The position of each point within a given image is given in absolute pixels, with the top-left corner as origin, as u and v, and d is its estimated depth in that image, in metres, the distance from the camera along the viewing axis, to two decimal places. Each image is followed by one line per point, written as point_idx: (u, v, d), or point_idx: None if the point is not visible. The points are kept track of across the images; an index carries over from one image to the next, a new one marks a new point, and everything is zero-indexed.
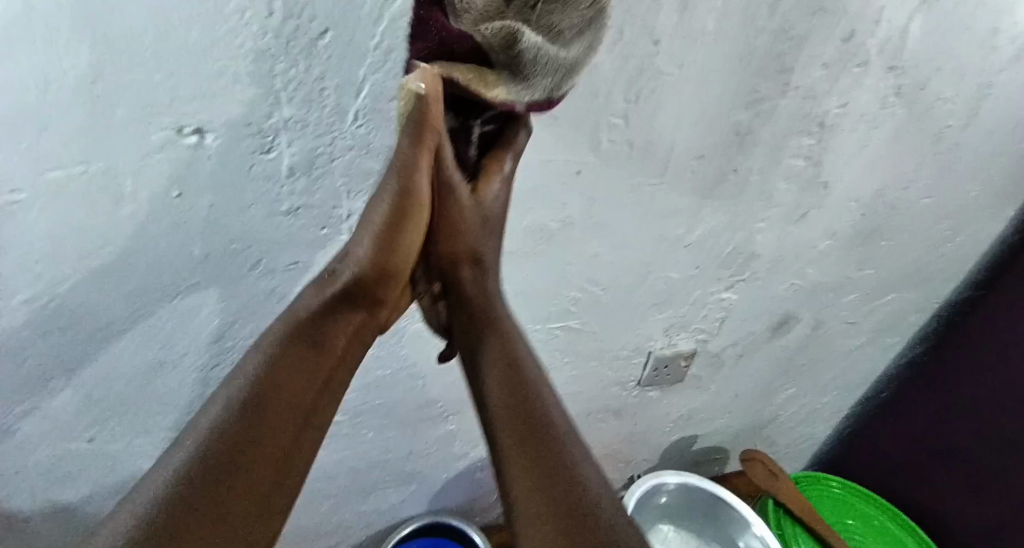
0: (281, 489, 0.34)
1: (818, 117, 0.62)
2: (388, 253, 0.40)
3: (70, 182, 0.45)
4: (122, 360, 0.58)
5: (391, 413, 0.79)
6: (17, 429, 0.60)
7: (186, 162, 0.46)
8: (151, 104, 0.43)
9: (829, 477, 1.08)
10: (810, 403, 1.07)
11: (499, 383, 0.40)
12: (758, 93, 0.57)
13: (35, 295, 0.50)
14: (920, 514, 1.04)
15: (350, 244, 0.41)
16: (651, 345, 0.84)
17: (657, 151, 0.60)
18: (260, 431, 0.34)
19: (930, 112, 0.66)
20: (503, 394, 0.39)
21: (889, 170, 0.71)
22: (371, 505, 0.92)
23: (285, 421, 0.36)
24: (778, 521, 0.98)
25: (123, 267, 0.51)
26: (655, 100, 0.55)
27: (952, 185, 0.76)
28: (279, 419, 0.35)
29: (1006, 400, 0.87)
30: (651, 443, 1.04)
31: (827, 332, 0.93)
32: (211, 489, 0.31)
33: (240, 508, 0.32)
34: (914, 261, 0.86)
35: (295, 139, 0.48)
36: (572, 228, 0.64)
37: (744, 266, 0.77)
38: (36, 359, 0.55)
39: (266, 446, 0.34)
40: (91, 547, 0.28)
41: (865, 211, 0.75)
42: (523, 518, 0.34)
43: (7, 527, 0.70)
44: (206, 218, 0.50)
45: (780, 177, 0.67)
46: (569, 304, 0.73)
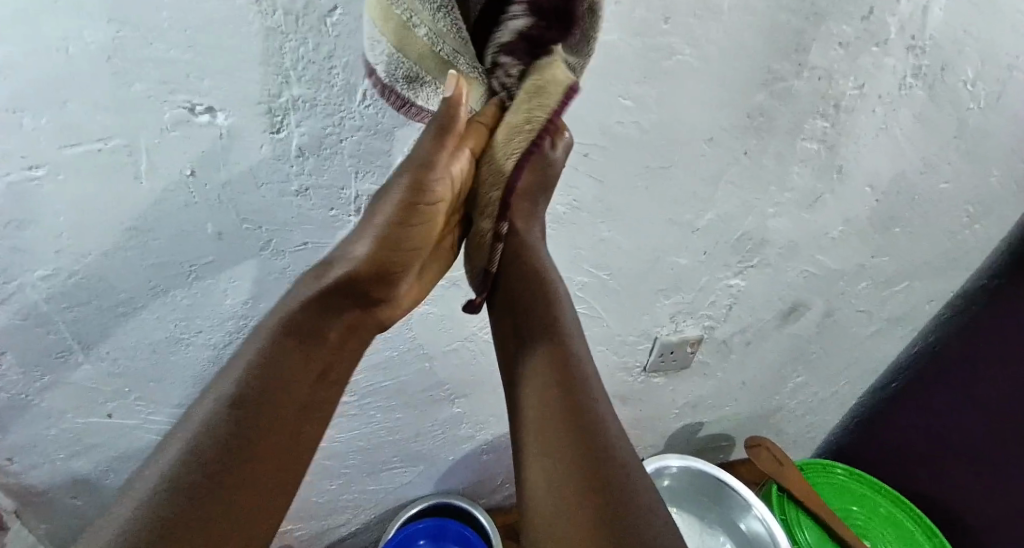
0: (293, 477, 0.40)
1: (834, 99, 0.61)
2: (388, 250, 0.42)
3: (89, 159, 0.45)
4: (138, 338, 0.59)
5: (400, 394, 0.80)
6: (35, 403, 0.61)
7: (199, 141, 0.47)
8: (168, 81, 0.43)
9: (834, 464, 1.06)
10: (820, 392, 1.06)
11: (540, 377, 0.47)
12: (773, 73, 0.57)
13: (54, 270, 0.51)
14: (927, 501, 1.05)
15: (348, 242, 0.43)
16: (659, 331, 0.84)
17: (667, 135, 0.59)
18: (276, 420, 0.39)
19: (950, 96, 0.64)
20: (544, 389, 0.46)
21: (905, 155, 0.70)
22: (379, 485, 0.94)
23: (293, 416, 0.40)
24: (782, 506, 0.99)
25: (140, 244, 0.52)
26: (667, 80, 0.54)
27: (972, 171, 0.75)
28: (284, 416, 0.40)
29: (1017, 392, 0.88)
30: (657, 428, 1.05)
31: (838, 320, 0.92)
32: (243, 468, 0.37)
33: (265, 490, 0.38)
34: (929, 249, 0.84)
35: (304, 119, 0.48)
36: (579, 213, 0.64)
37: (754, 253, 0.76)
38: (55, 334, 0.56)
39: (280, 440, 0.39)
40: None
41: (879, 197, 0.74)
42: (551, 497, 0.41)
43: (27, 496, 0.72)
44: (219, 197, 0.51)
45: (793, 161, 0.66)
46: (576, 288, 0.73)
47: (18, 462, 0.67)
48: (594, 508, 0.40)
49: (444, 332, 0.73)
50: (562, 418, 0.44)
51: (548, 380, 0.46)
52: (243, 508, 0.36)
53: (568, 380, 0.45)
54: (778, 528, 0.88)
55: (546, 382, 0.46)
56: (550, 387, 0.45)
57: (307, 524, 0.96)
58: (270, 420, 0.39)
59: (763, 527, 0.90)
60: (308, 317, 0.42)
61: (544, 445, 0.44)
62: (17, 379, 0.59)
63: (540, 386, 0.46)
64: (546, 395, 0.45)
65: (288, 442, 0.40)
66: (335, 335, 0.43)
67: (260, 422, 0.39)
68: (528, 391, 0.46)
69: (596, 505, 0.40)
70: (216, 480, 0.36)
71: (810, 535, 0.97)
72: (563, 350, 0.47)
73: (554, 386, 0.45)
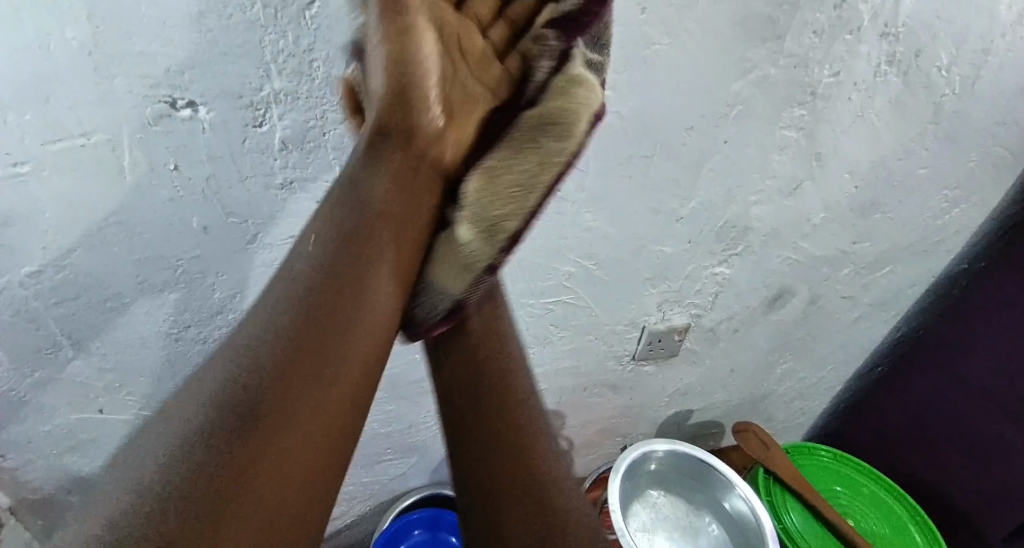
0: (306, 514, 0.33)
1: (810, 86, 0.62)
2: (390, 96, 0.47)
3: (71, 155, 0.46)
4: (128, 333, 0.60)
5: (391, 386, 0.80)
6: (25, 398, 0.62)
7: (181, 135, 0.47)
8: (147, 74, 0.43)
9: (818, 446, 1.09)
10: (806, 378, 1.08)
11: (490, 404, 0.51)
12: (750, 62, 0.58)
13: (43, 267, 0.51)
14: (915, 482, 1.06)
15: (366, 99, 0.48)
16: (646, 320, 0.85)
17: (648, 126, 0.60)
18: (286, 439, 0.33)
19: (926, 82, 0.65)
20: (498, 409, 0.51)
21: (884, 142, 0.71)
22: (373, 477, 0.95)
23: (306, 415, 0.34)
24: (768, 487, 1.00)
25: (125, 239, 0.52)
26: (646, 71, 0.55)
27: (948, 156, 0.76)
28: (300, 412, 0.34)
29: (1006, 370, 0.88)
30: (648, 417, 1.06)
31: (824, 306, 0.94)
32: (243, 473, 0.31)
33: (273, 497, 0.32)
34: (910, 235, 0.86)
35: (287, 112, 0.48)
36: (562, 204, 0.65)
37: (738, 240, 0.78)
38: (45, 330, 0.56)
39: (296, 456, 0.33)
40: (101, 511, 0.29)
41: (860, 183, 0.75)
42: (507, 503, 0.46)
43: (21, 493, 0.72)
44: (204, 191, 0.51)
45: (773, 149, 0.67)
46: (563, 278, 0.74)
47: (12, 458, 0.67)
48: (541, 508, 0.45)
49: None
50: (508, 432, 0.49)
51: (493, 397, 0.51)
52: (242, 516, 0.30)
53: (512, 399, 0.51)
54: (761, 507, 0.90)
55: (491, 403, 0.51)
56: (497, 402, 0.51)
57: None
58: (282, 417, 0.33)
59: (746, 506, 0.92)
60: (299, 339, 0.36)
61: (491, 453, 0.48)
62: (8, 374, 0.59)
63: (489, 407, 0.51)
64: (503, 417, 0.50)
65: (304, 443, 0.34)
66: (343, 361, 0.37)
67: (271, 416, 0.33)
68: (478, 404, 0.51)
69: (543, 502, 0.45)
70: (219, 476, 0.30)
71: (796, 515, 0.98)
72: (508, 371, 0.53)
73: (499, 406, 0.50)
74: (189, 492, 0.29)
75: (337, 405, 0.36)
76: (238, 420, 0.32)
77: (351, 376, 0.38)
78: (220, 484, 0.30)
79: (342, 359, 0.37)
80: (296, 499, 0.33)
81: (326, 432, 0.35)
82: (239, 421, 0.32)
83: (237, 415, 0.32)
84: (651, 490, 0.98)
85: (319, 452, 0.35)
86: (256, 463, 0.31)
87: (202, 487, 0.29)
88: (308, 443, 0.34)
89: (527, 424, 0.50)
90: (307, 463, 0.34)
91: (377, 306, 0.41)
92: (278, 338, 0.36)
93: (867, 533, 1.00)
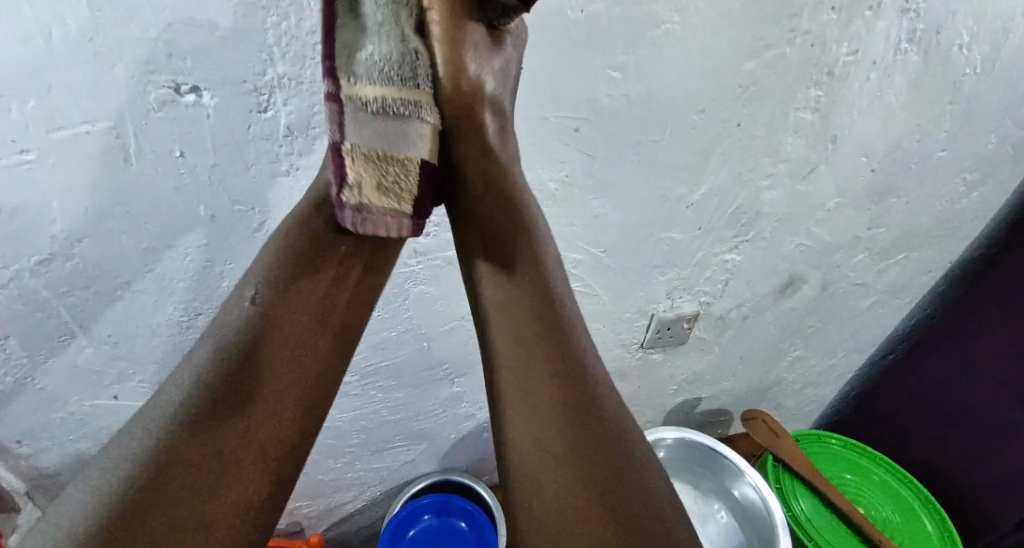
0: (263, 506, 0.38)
1: (828, 65, 0.60)
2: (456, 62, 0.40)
3: (75, 142, 0.45)
4: (136, 322, 0.60)
5: (399, 374, 0.80)
6: (37, 384, 0.62)
7: (184, 120, 0.47)
8: (149, 59, 0.43)
9: (829, 435, 1.08)
10: (817, 366, 1.07)
11: (523, 340, 0.42)
12: (765, 41, 0.56)
13: (53, 255, 0.51)
14: (928, 471, 1.05)
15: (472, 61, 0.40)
16: (655, 308, 0.84)
17: (657, 110, 0.59)
18: (235, 441, 0.38)
19: (945, 61, 0.64)
20: (525, 329, 0.42)
21: (901, 123, 0.70)
22: (382, 464, 0.95)
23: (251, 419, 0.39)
24: (776, 475, 1.00)
25: (132, 228, 0.52)
26: (657, 51, 0.54)
27: (967, 138, 0.74)
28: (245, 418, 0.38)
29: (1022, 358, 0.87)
30: (656, 405, 1.05)
31: (835, 293, 0.93)
32: (186, 480, 0.35)
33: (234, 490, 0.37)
34: (925, 220, 0.84)
35: (290, 97, 0.48)
36: (570, 189, 0.64)
37: (749, 227, 0.76)
38: (56, 318, 0.56)
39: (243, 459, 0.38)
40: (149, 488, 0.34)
41: (875, 166, 0.74)
42: (551, 444, 0.40)
43: (39, 484, 0.72)
44: (209, 178, 0.51)
45: (786, 132, 0.66)
46: (571, 266, 0.73)
47: (26, 445, 0.67)
48: (601, 490, 0.38)
49: (440, 312, 0.74)
50: (556, 385, 0.41)
51: (538, 343, 0.42)
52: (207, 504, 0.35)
53: (552, 349, 0.42)
54: (771, 494, 0.89)
55: (529, 354, 0.42)
56: (543, 346, 0.42)
57: (314, 503, 0.96)
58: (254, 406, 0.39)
59: (757, 494, 0.91)
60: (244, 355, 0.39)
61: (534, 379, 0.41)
62: (19, 362, 0.59)
63: (536, 352, 0.42)
64: (530, 347, 0.42)
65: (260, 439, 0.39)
66: (280, 374, 0.41)
67: (217, 421, 0.37)
68: (524, 345, 0.42)
69: (598, 474, 0.38)
70: (179, 470, 0.35)
71: (805, 502, 0.98)
72: (553, 315, 0.43)
73: (549, 354, 0.41)
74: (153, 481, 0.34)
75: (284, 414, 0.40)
76: (173, 444, 0.35)
77: (288, 375, 0.41)
78: (181, 479, 0.35)
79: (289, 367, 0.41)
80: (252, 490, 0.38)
81: (264, 440, 0.39)
82: (202, 415, 0.37)
83: (191, 423, 0.36)
84: None
85: (275, 445, 0.40)
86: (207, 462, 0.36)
87: (160, 478, 0.34)
88: (245, 463, 0.38)
89: (582, 381, 0.41)
90: (265, 455, 0.39)
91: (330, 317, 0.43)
92: (224, 351, 0.39)
93: (876, 520, 0.99)
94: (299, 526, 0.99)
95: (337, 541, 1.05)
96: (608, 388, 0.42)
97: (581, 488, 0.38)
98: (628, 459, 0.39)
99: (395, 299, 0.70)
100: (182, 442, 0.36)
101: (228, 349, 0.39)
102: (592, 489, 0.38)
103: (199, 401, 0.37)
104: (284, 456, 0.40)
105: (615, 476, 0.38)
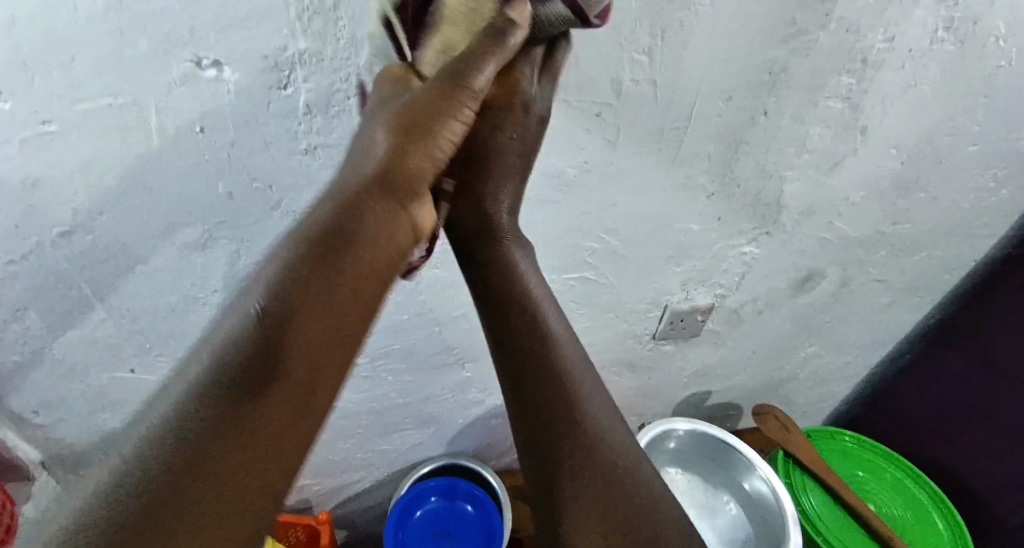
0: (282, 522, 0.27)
1: (861, 53, 0.59)
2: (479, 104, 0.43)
3: (98, 115, 0.45)
4: (153, 298, 0.60)
5: (411, 357, 0.81)
6: (55, 356, 0.63)
7: (205, 96, 0.46)
8: (172, 32, 0.43)
9: (841, 431, 1.06)
10: (830, 362, 1.06)
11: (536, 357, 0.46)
12: (797, 25, 0.55)
13: (73, 229, 0.52)
14: (940, 471, 1.04)
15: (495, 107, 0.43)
16: (668, 299, 0.84)
17: (681, 97, 0.58)
18: (270, 424, 0.27)
19: (981, 52, 0.62)
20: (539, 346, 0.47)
21: (932, 116, 0.68)
22: (392, 446, 0.95)
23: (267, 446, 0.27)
24: (787, 470, 0.99)
25: (152, 203, 0.52)
26: (684, 34, 0.53)
27: (998, 133, 0.72)
28: (264, 418, 0.27)
29: None
30: (666, 397, 1.05)
31: (853, 290, 0.91)
32: (201, 484, 0.25)
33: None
34: (951, 216, 0.83)
35: (310, 75, 0.47)
36: (589, 176, 0.63)
37: (769, 219, 0.75)
38: (75, 291, 0.57)
39: (286, 443, 0.27)
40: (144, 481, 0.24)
41: (903, 159, 0.72)
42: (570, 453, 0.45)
43: (56, 454, 0.73)
44: (229, 155, 0.50)
45: (814, 122, 0.64)
46: (586, 255, 0.72)
47: (43, 415, 0.68)
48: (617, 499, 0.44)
49: (452, 297, 0.73)
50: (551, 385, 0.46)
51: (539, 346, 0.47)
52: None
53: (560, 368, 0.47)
54: (782, 488, 0.89)
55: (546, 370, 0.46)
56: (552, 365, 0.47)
57: (322, 481, 0.97)
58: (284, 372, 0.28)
59: (767, 488, 0.90)
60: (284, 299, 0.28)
61: (553, 392, 0.46)
62: (38, 334, 0.60)
63: (537, 347, 0.47)
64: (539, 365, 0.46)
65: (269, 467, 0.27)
66: (312, 333, 0.29)
67: (207, 470, 0.25)
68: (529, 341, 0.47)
69: (587, 459, 0.45)
70: (169, 512, 0.24)
71: (815, 497, 0.97)
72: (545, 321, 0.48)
73: (553, 359, 0.47)
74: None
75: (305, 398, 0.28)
76: (182, 438, 0.25)
77: (327, 337, 0.29)
78: (185, 535, 0.24)
79: (299, 371, 0.28)
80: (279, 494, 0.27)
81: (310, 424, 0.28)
82: (236, 383, 0.27)
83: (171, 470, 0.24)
84: (670, 468, 0.98)
85: (266, 487, 0.26)
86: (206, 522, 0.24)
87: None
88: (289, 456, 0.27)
89: (577, 384, 0.47)
90: (285, 466, 0.27)
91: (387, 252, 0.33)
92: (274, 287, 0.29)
93: (888, 518, 0.98)
94: (308, 503, 1.00)
95: (344, 520, 1.06)
96: (608, 405, 0.48)
97: (582, 470, 0.45)
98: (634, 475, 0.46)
99: (409, 283, 0.69)
100: (166, 482, 0.24)
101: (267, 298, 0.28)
102: (582, 474, 0.45)
103: (228, 368, 0.27)
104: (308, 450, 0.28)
105: (624, 490, 0.45)
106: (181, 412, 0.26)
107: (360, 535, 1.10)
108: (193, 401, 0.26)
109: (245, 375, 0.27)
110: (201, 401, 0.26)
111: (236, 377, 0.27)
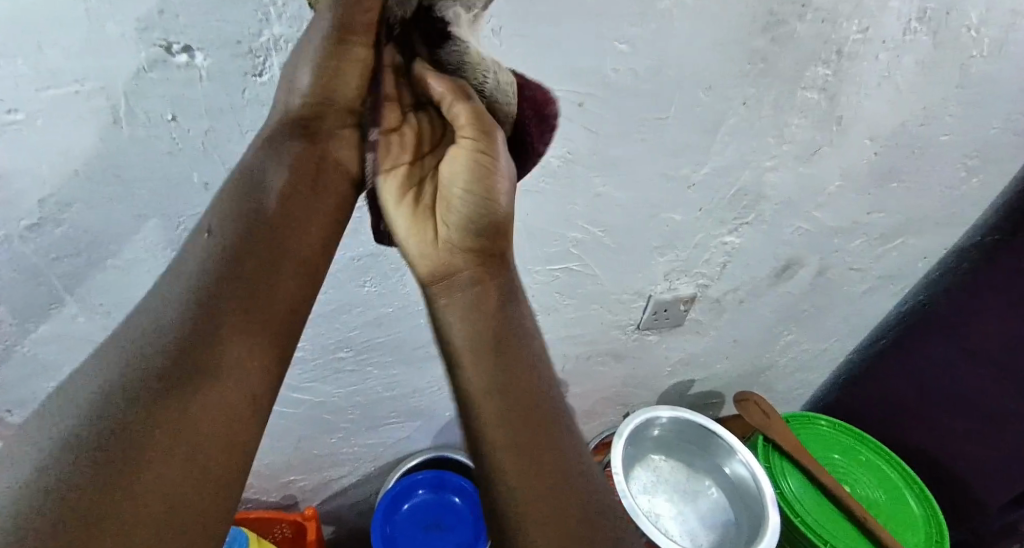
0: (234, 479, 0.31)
1: (838, 43, 0.59)
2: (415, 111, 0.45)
3: (66, 103, 0.44)
4: (129, 292, 0.59)
5: (397, 350, 0.80)
6: (28, 353, 0.61)
7: (178, 82, 0.45)
8: (141, 16, 0.42)
9: (819, 416, 1.08)
10: (810, 350, 1.07)
11: (479, 342, 0.42)
12: (776, 15, 0.55)
13: (43, 221, 0.50)
14: (918, 456, 1.06)
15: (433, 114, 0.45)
16: (652, 290, 0.84)
17: (665, 85, 0.58)
18: (204, 398, 0.32)
19: (954, 42, 0.63)
20: (482, 335, 0.42)
21: (908, 105, 0.69)
22: (378, 440, 0.95)
23: (233, 381, 0.34)
24: (766, 454, 1.01)
25: (124, 193, 0.51)
26: (665, 23, 0.53)
27: (972, 123, 0.74)
28: (199, 395, 0.32)
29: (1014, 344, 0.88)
30: (649, 387, 1.05)
31: (832, 278, 0.92)
32: (143, 446, 0.29)
33: (184, 484, 0.29)
34: (927, 206, 0.84)
35: (286, 61, 0.46)
36: (572, 165, 0.63)
37: (750, 209, 0.76)
38: (46, 285, 0.55)
39: (224, 413, 0.33)
40: (85, 448, 0.27)
41: (880, 149, 0.73)
42: (518, 463, 0.38)
43: None
44: (202, 144, 0.49)
45: (792, 113, 0.65)
46: (570, 246, 0.72)
47: (17, 414, 0.67)
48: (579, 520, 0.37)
49: None
50: (518, 432, 0.39)
51: (500, 373, 0.41)
52: (148, 523, 0.27)
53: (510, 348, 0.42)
54: (761, 471, 0.90)
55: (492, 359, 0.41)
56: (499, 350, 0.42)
57: (308, 477, 0.96)
58: (216, 356, 0.34)
59: (746, 470, 0.92)
60: (207, 305, 0.35)
61: (497, 387, 0.40)
62: (10, 330, 0.58)
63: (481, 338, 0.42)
64: (486, 354, 0.41)
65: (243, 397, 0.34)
66: (240, 329, 0.36)
67: (182, 389, 0.32)
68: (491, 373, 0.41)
69: (540, 471, 0.38)
70: (118, 474, 0.27)
71: (793, 482, 0.98)
72: (510, 355, 0.42)
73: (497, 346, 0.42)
74: (88, 485, 0.26)
75: (247, 377, 0.35)
76: (116, 411, 0.29)
77: (255, 332, 0.36)
78: (133, 488, 0.27)
79: (260, 329, 0.37)
80: (225, 455, 0.31)
81: (248, 399, 0.34)
82: (163, 367, 0.32)
83: (146, 385, 0.31)
84: (653, 455, 0.99)
85: (246, 415, 0.34)
86: (185, 433, 0.30)
87: (98, 477, 0.27)
88: (230, 422, 0.33)
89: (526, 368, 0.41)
90: (229, 432, 0.32)
91: (296, 264, 0.41)
92: (189, 290, 0.35)
93: (864, 500, 1.00)
94: (293, 499, 1.00)
95: (331, 515, 1.06)
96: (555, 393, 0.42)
97: (534, 489, 0.37)
98: (589, 482, 0.39)
99: (393, 276, 0.69)
100: (106, 447, 0.28)
101: (184, 301, 0.35)
102: (542, 501, 0.37)
103: (157, 353, 0.32)
104: (252, 423, 0.34)
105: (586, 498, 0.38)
106: (111, 391, 0.30)
107: (348, 529, 1.10)
108: (122, 384, 0.30)
109: (172, 364, 0.32)
110: (136, 385, 0.31)
111: (164, 365, 0.32)
